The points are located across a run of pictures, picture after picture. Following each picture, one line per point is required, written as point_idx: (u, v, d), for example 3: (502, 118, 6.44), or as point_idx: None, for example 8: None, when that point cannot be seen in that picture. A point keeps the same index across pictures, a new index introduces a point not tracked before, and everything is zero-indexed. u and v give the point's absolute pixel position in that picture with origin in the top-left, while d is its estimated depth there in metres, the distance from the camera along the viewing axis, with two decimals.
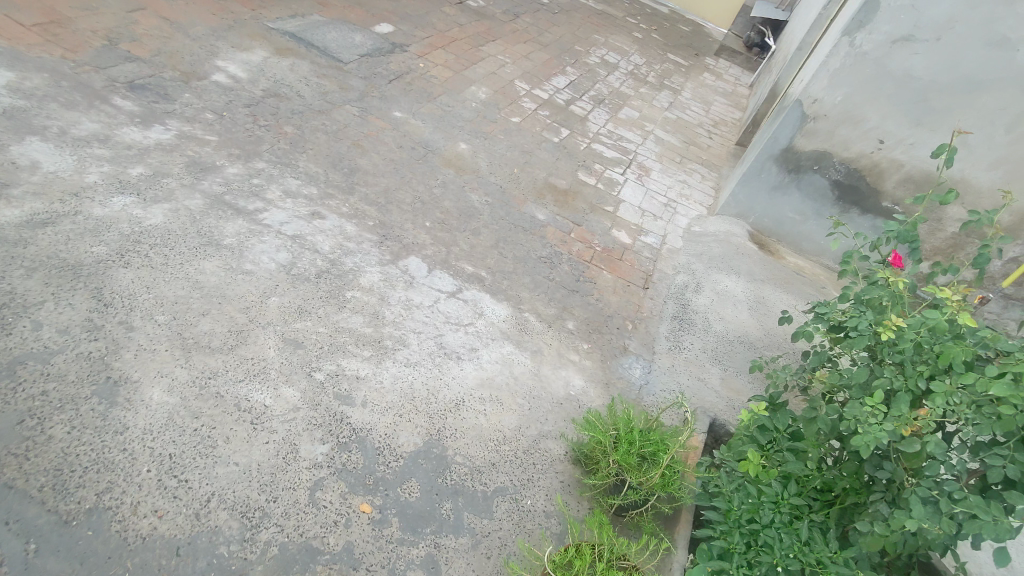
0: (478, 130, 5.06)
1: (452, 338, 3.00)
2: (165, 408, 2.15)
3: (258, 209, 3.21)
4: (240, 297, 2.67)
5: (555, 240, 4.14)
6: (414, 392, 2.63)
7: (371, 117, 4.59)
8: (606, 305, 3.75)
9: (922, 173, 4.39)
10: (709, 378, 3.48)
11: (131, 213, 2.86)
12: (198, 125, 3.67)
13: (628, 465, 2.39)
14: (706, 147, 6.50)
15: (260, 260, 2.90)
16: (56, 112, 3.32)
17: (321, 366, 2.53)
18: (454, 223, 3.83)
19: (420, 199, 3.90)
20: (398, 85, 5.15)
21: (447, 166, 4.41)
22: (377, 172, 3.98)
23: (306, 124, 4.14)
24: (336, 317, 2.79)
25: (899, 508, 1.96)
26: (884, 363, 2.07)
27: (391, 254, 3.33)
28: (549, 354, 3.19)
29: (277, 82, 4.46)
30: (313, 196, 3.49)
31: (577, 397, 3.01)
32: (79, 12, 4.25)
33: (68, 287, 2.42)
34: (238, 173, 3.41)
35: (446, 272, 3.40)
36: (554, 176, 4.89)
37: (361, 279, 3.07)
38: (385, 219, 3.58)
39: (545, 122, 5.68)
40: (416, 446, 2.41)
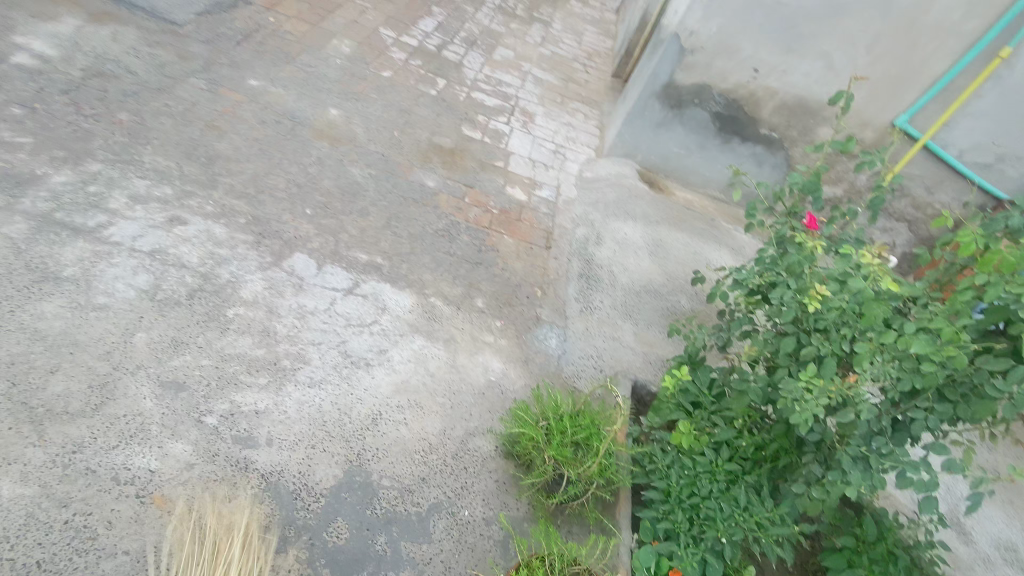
0: (347, 91, 4.60)
1: (357, 342, 2.74)
2: (21, 504, 1.79)
3: (101, 224, 2.71)
4: (96, 341, 2.25)
5: (449, 209, 3.87)
6: (323, 416, 2.38)
7: (222, 89, 4.02)
8: (511, 274, 3.56)
9: (794, 98, 4.44)
10: (623, 336, 3.42)
11: None
12: (3, 126, 3.03)
13: (564, 458, 2.31)
14: (586, 83, 6.33)
15: (115, 289, 2.46)
16: None
17: (211, 408, 2.21)
18: (339, 206, 3.47)
19: (295, 183, 3.49)
20: (248, 46, 4.55)
21: (320, 139, 3.97)
22: (239, 157, 3.51)
23: (144, 108, 3.55)
24: (219, 344, 2.44)
25: (831, 468, 2.05)
26: (809, 329, 2.12)
27: (272, 255, 2.96)
28: (463, 341, 3.00)
29: (99, 57, 3.78)
30: (168, 196, 3.01)
31: (498, 383, 2.87)
32: None
33: None
34: (67, 182, 2.86)
35: (338, 265, 3.08)
36: (438, 135, 4.55)
37: (242, 291, 2.70)
38: (258, 213, 3.17)
39: (418, 73, 5.27)
40: (337, 480, 2.20)
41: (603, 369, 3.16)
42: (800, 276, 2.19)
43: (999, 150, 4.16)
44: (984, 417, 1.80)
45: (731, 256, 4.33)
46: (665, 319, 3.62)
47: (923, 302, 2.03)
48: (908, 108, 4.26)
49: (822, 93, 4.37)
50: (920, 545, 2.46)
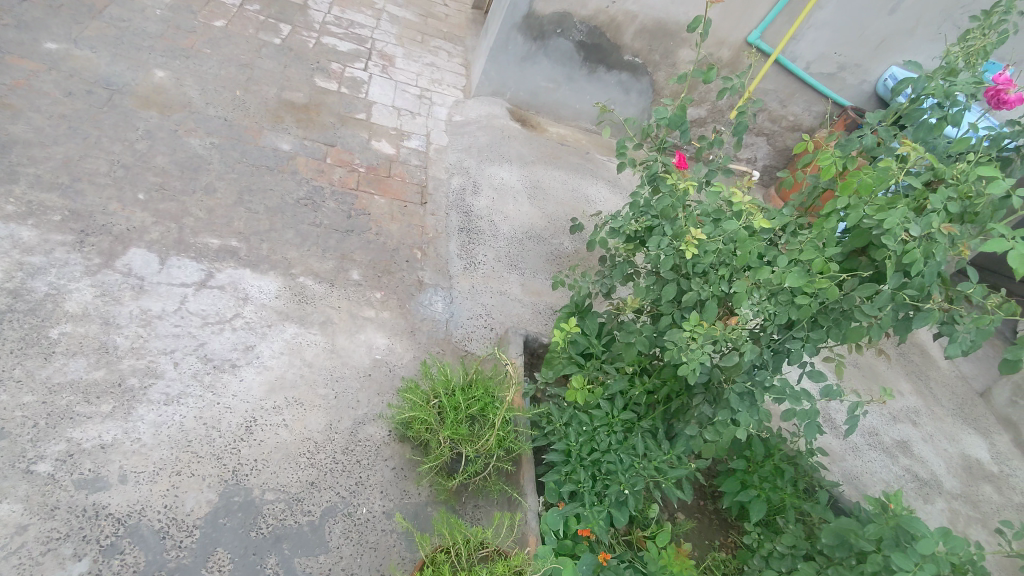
0: (174, 48, 4.02)
1: (218, 343, 2.43)
2: None
3: None
4: None
5: (309, 173, 3.51)
6: (187, 435, 2.12)
7: (10, 57, 3.38)
8: (387, 238, 3.29)
9: (654, 21, 4.34)
10: (510, 289, 3.28)
11: None
12: None
13: (461, 436, 2.19)
14: (446, 17, 5.94)
15: None
16: None
17: (44, 453, 1.92)
18: (177, 185, 3.05)
19: (118, 164, 3.02)
20: (39, 1, 3.86)
21: (146, 107, 3.45)
22: (44, 140, 2.98)
23: None
24: (44, 374, 2.10)
25: (721, 407, 2.07)
26: (689, 274, 2.07)
27: (100, 255, 2.55)
28: (341, 321, 2.74)
29: None
30: None
31: (384, 360, 2.66)
32: None
33: None
34: None
35: (185, 255, 2.71)
36: (287, 90, 4.10)
37: (67, 304, 2.32)
38: (76, 205, 2.72)
39: (257, 19, 4.70)
40: (212, 506, 1.98)
41: (493, 327, 3.03)
42: (675, 220, 2.13)
43: (841, 59, 4.33)
44: (855, 340, 1.83)
45: (609, 188, 4.30)
46: (550, 265, 3.50)
47: (792, 231, 2.02)
48: (759, 25, 4.16)
49: (679, 13, 4.31)
50: (803, 453, 2.59)
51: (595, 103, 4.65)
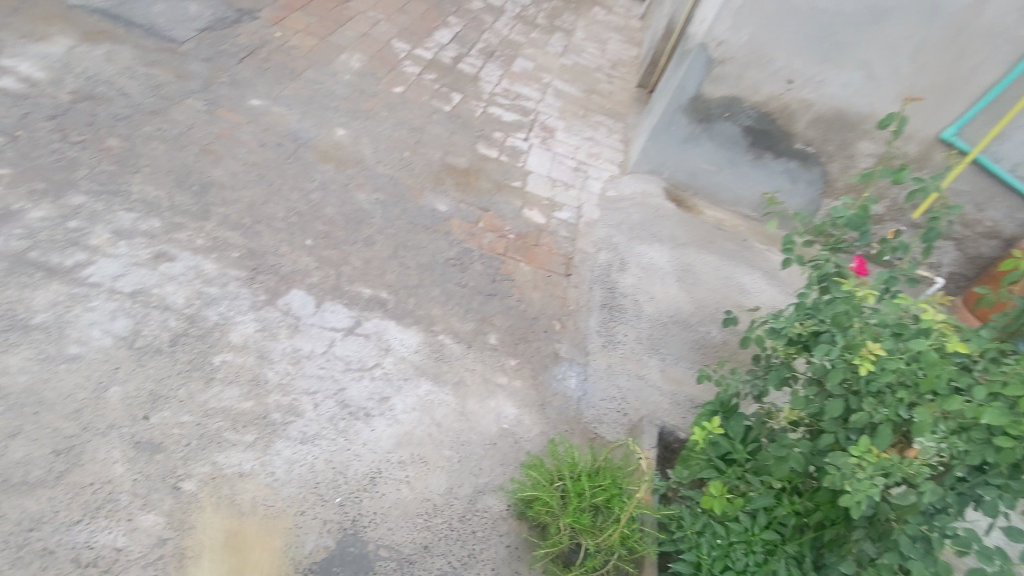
0: (356, 109, 4.42)
1: (356, 390, 2.50)
2: None
3: (79, 264, 2.57)
4: (64, 398, 2.08)
5: (462, 235, 3.63)
6: (317, 476, 2.15)
7: (221, 110, 3.88)
8: (528, 305, 3.29)
9: (832, 111, 4.11)
10: (649, 374, 3.12)
11: None
12: None
13: (583, 525, 2.04)
14: (609, 94, 6.08)
15: (90, 336, 2.30)
16: None
17: (190, 472, 2.03)
18: (342, 235, 3.26)
19: (294, 212, 3.29)
20: (251, 64, 4.45)
21: (324, 161, 3.77)
22: (236, 184, 3.33)
23: (135, 133, 3.43)
24: (205, 396, 2.25)
25: (888, 549, 1.76)
26: (861, 393, 1.83)
27: (266, 292, 2.76)
28: (474, 384, 2.73)
29: (90, 79, 3.71)
30: (155, 230, 2.86)
31: (512, 431, 2.60)
32: None
33: None
34: (46, 218, 2.72)
35: (339, 302, 2.86)
36: (450, 154, 4.33)
37: (231, 335, 2.51)
38: (255, 245, 2.99)
39: (432, 88, 5.08)
40: (329, 552, 1.97)
41: (627, 411, 2.88)
42: (848, 331, 1.91)
43: None
44: None
45: (764, 279, 4.03)
46: (694, 354, 3.30)
47: (994, 358, 1.72)
48: (955, 121, 3.92)
49: (861, 104, 4.04)
50: None
51: (761, 193, 4.45)
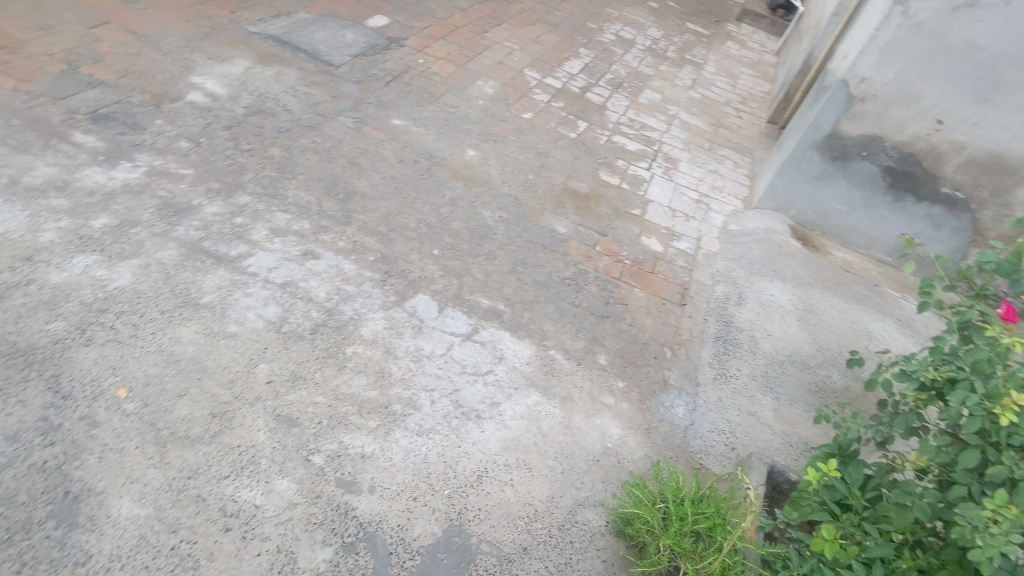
0: (487, 132, 4.67)
1: (470, 393, 2.63)
2: (136, 525, 1.85)
3: (241, 254, 2.89)
4: (222, 368, 2.35)
5: (579, 257, 3.72)
6: (429, 467, 2.29)
7: (367, 127, 4.24)
8: (639, 330, 3.31)
9: (988, 154, 3.79)
10: (761, 412, 3.02)
11: (93, 275, 2.55)
12: (170, 158, 3.35)
13: (683, 550, 2.01)
14: (737, 128, 6.00)
15: (246, 317, 2.59)
16: (7, 157, 2.99)
17: (319, 448, 2.22)
18: (466, 248, 3.45)
19: (424, 224, 3.52)
20: (396, 87, 4.83)
21: (454, 179, 4.01)
22: (376, 195, 3.62)
23: (294, 144, 3.82)
24: (337, 382, 2.47)
25: None
26: (1001, 446, 1.71)
27: (396, 294, 2.98)
28: (581, 400, 2.79)
29: (260, 96, 4.19)
30: (305, 231, 3.18)
31: (615, 450, 2.62)
32: (34, 33, 3.96)
33: (20, 378, 2.11)
34: (217, 212, 3.09)
35: (459, 309, 3.03)
36: (573, 179, 4.45)
37: (363, 329, 2.73)
38: (388, 251, 3.23)
39: (559, 115, 5.25)
40: (435, 539, 2.08)
41: (735, 446, 2.81)
42: (990, 379, 1.80)
43: None
44: None
45: (897, 326, 3.79)
46: (812, 396, 3.16)
47: None
48: None
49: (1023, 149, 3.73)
50: None
51: (898, 236, 4.21)
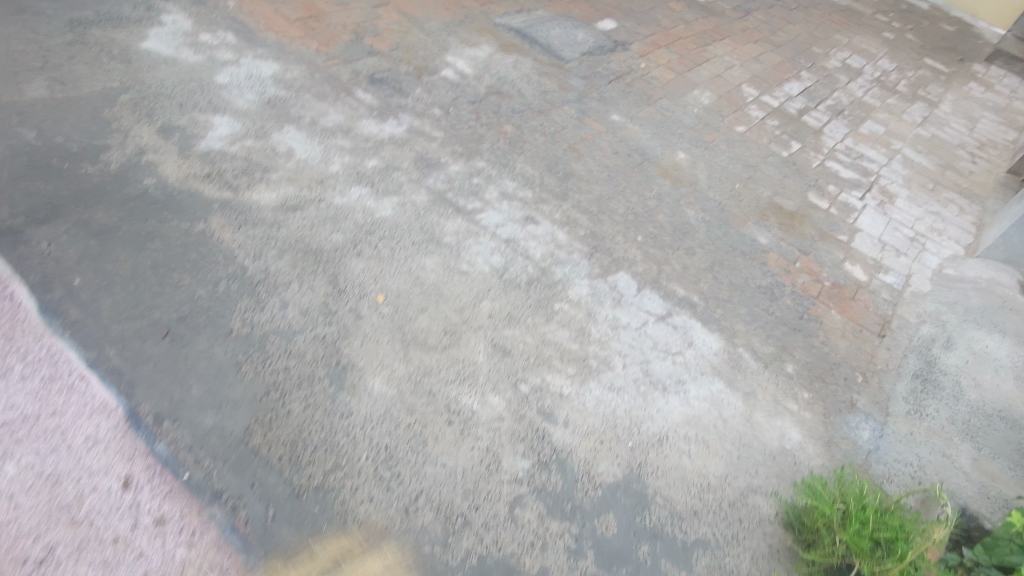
0: (699, 139, 4.78)
1: (660, 366, 2.80)
2: (385, 399, 2.27)
3: (476, 209, 3.31)
4: (455, 297, 2.76)
5: (777, 269, 3.72)
6: (617, 419, 2.50)
7: (589, 119, 4.54)
8: (832, 350, 3.26)
9: None
10: (956, 457, 2.87)
11: (365, 204, 3.09)
12: (426, 121, 3.89)
13: (859, 549, 2.04)
14: (969, 173, 5.53)
15: (476, 261, 2.98)
16: (310, 102, 3.67)
17: (526, 378, 2.53)
18: (668, 240, 3.60)
19: (631, 212, 3.72)
20: (618, 86, 5.10)
21: (664, 176, 4.18)
22: (591, 179, 3.90)
23: (525, 124, 4.22)
24: (545, 329, 2.77)
25: None
26: None
27: (601, 268, 3.22)
28: (764, 399, 2.85)
29: (500, 79, 4.66)
30: (528, 199, 3.53)
31: (793, 452, 2.66)
32: (333, 7, 4.75)
33: (311, 270, 2.65)
34: (460, 171, 3.56)
35: (657, 292, 3.20)
36: (780, 196, 4.43)
37: (570, 291, 3.01)
38: (597, 230, 3.49)
39: (773, 133, 5.21)
40: (615, 479, 2.29)
41: (922, 481, 2.72)
42: None
43: None
44: None
45: None
46: (1020, 456, 2.93)
47: None
48: None
49: None
50: None
51: None
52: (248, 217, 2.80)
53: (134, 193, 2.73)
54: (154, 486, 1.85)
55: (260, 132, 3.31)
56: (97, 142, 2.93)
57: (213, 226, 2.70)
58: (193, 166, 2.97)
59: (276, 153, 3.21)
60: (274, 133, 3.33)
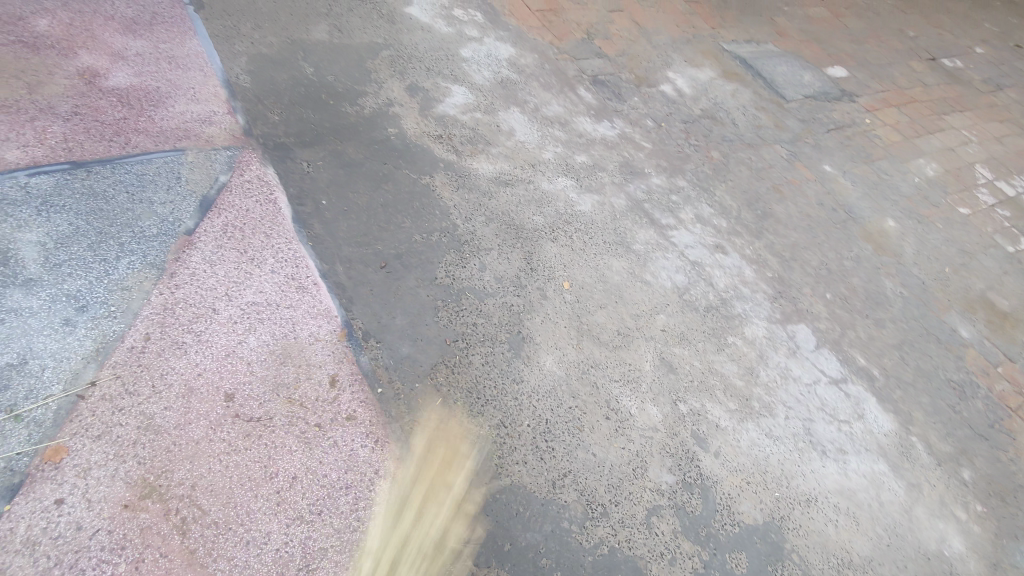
0: (913, 210, 4.44)
1: (823, 429, 2.70)
2: (554, 378, 2.40)
3: (670, 225, 3.36)
4: (634, 303, 2.83)
5: (974, 367, 3.38)
6: (767, 466, 2.46)
7: (799, 163, 4.39)
8: (1021, 470, 2.92)
9: None
10: None
11: (568, 195, 3.24)
12: (638, 130, 3.98)
13: None
14: None
15: (660, 275, 3.03)
16: (536, 90, 3.89)
17: (686, 399, 2.55)
18: (858, 305, 3.42)
19: (825, 266, 3.57)
20: (836, 137, 4.87)
21: (866, 239, 3.96)
22: (789, 224, 3.79)
23: (732, 154, 4.18)
24: (714, 357, 2.76)
25: None
26: None
27: (781, 314, 3.14)
28: (930, 495, 2.64)
29: (716, 105, 4.63)
30: (722, 228, 3.51)
31: (950, 560, 2.46)
32: (573, 5, 4.97)
33: (511, 243, 2.84)
34: (661, 185, 3.61)
35: (835, 354, 3.07)
36: (995, 292, 3.99)
37: (746, 328, 2.98)
38: (785, 276, 3.39)
39: (1001, 223, 4.71)
40: (754, 523, 2.26)
41: None
42: None
43: None
44: None
45: None
46: None
47: None
48: None
49: None
50: None
51: None
52: (466, 181, 3.05)
53: (379, 138, 3.08)
54: (353, 390, 2.11)
55: (489, 107, 3.58)
56: (358, 87, 3.33)
57: (436, 181, 2.98)
58: (429, 125, 3.28)
59: (499, 130, 3.45)
60: (500, 111, 3.58)
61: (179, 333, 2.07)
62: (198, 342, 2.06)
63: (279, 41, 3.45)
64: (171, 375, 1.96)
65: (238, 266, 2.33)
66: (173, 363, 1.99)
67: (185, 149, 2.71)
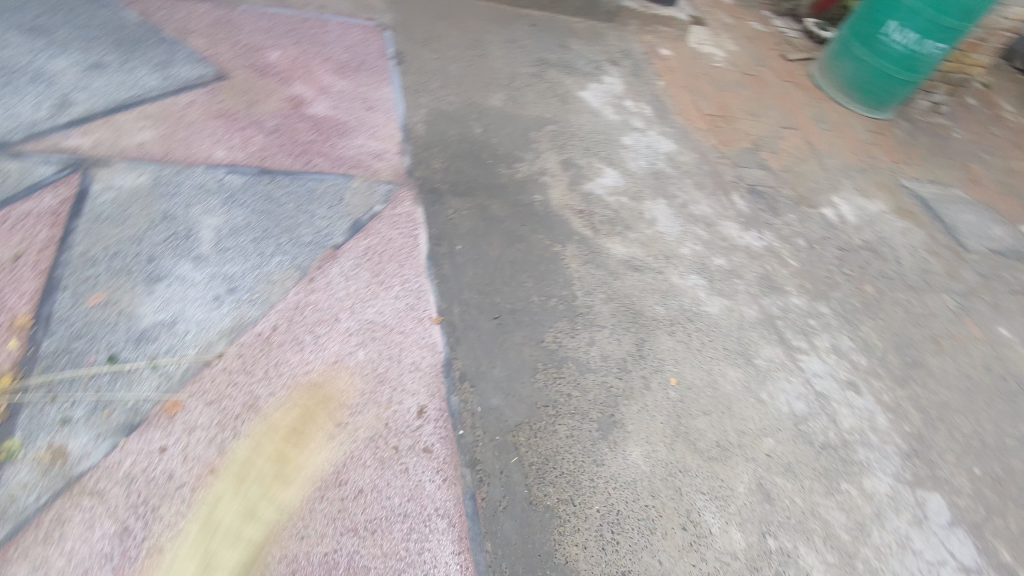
0: None
1: None
2: (636, 471, 2.31)
3: (800, 348, 3.16)
4: (742, 419, 2.67)
5: None
6: None
7: (969, 318, 3.96)
8: None
9: None
10: None
11: (696, 294, 3.18)
12: (787, 246, 3.85)
13: None
14: None
15: (777, 397, 2.84)
16: (688, 188, 3.92)
17: (777, 535, 2.32)
18: (1015, 491, 2.90)
19: (981, 436, 3.12)
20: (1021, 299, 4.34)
21: None
22: (943, 379, 3.40)
23: (888, 292, 3.88)
24: (820, 500, 2.51)
25: None
26: None
27: (912, 475, 2.79)
28: None
29: (881, 238, 4.36)
30: (859, 366, 3.24)
31: None
32: (745, 115, 5.00)
33: (626, 327, 2.82)
34: (799, 306, 3.43)
35: (972, 538, 2.64)
36: None
37: (865, 479, 2.68)
38: (926, 434, 3.03)
39: None
40: None
41: None
42: None
43: None
44: None
45: None
46: None
47: None
48: None
49: None
50: None
51: None
52: (597, 259, 3.10)
53: (524, 202, 3.24)
54: (436, 425, 2.17)
55: (637, 195, 3.65)
56: (518, 154, 3.55)
57: (567, 251, 3.06)
58: (575, 199, 3.41)
59: (642, 218, 3.49)
60: (648, 201, 3.64)
61: (302, 331, 2.27)
62: (315, 343, 2.25)
63: (460, 102, 3.80)
64: (284, 367, 2.15)
65: (367, 286, 2.53)
66: (289, 356, 2.18)
67: (354, 176, 3.04)
